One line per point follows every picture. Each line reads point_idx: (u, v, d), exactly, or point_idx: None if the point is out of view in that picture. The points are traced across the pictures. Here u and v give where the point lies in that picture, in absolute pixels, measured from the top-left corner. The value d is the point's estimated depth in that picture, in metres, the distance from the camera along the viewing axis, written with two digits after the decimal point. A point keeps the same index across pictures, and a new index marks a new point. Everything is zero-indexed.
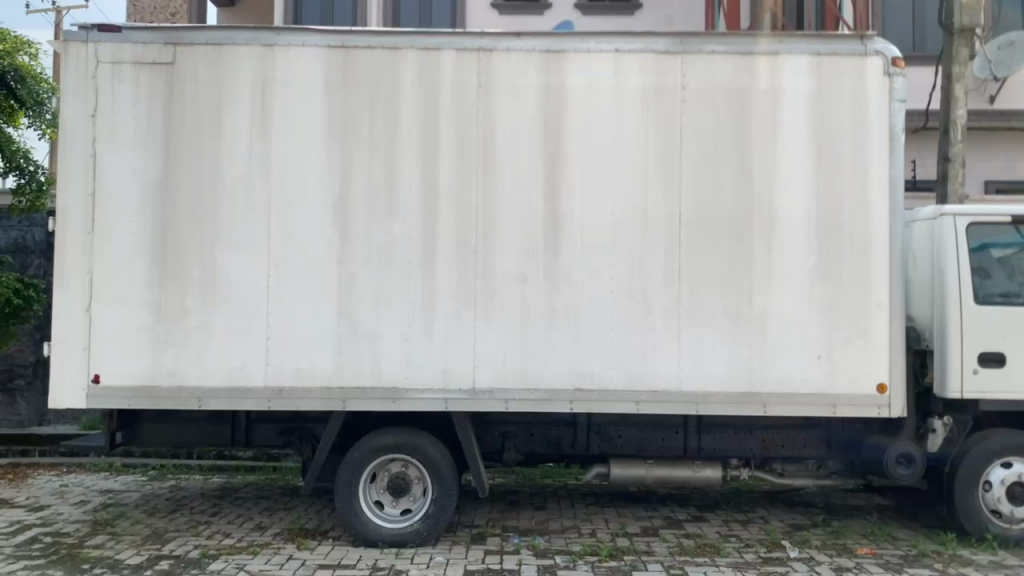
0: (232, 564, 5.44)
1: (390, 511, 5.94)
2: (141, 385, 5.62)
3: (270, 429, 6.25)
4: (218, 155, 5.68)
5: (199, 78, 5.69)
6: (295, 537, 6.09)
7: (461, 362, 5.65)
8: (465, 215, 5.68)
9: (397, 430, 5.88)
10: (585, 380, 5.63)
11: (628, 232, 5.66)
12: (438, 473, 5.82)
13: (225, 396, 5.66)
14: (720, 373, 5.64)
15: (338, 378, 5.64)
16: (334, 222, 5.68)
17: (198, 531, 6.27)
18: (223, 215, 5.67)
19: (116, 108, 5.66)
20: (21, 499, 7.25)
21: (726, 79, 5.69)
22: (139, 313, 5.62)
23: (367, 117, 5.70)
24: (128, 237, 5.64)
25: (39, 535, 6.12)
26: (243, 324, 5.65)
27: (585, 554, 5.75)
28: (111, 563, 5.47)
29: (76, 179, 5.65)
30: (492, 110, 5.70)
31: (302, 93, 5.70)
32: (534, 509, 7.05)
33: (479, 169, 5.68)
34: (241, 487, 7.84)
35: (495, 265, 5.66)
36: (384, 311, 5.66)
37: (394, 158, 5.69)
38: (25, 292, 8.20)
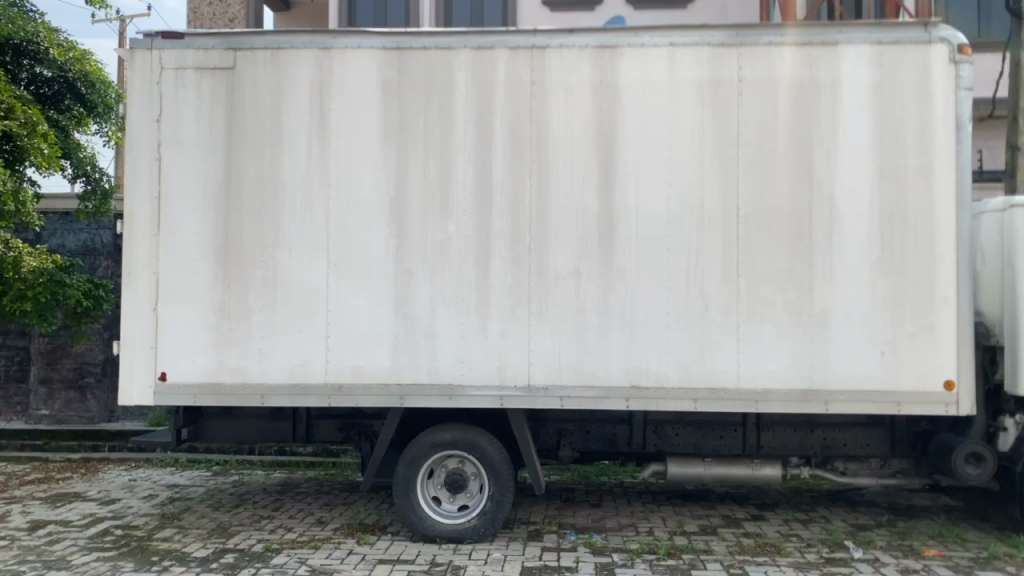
0: (295, 558, 5.55)
1: (447, 507, 5.99)
2: (206, 383, 5.77)
3: (330, 426, 6.39)
4: (277, 156, 5.80)
5: (259, 82, 5.81)
6: (354, 532, 6.19)
7: (516, 359, 5.66)
8: (519, 213, 5.68)
9: (454, 427, 5.94)
10: (641, 377, 5.60)
11: (684, 228, 5.61)
12: (494, 470, 5.85)
13: (286, 393, 5.77)
14: (780, 370, 5.55)
15: (396, 375, 5.71)
16: (390, 221, 5.74)
17: (262, 525, 6.41)
18: (283, 216, 5.78)
19: (180, 113, 5.81)
20: (93, 493, 7.51)
21: (784, 71, 5.59)
22: (204, 312, 5.77)
23: (421, 117, 5.75)
24: (192, 239, 5.79)
25: (111, 528, 6.33)
26: (303, 322, 5.75)
27: (643, 552, 5.71)
28: (178, 555, 5.63)
29: (141, 182, 5.81)
30: (545, 108, 5.69)
31: (357, 95, 5.78)
32: (590, 506, 7.03)
33: (533, 167, 5.69)
34: (302, 482, 7.99)
35: (550, 262, 5.66)
36: (440, 308, 5.70)
37: (449, 157, 5.73)
38: (94, 294, 8.44)
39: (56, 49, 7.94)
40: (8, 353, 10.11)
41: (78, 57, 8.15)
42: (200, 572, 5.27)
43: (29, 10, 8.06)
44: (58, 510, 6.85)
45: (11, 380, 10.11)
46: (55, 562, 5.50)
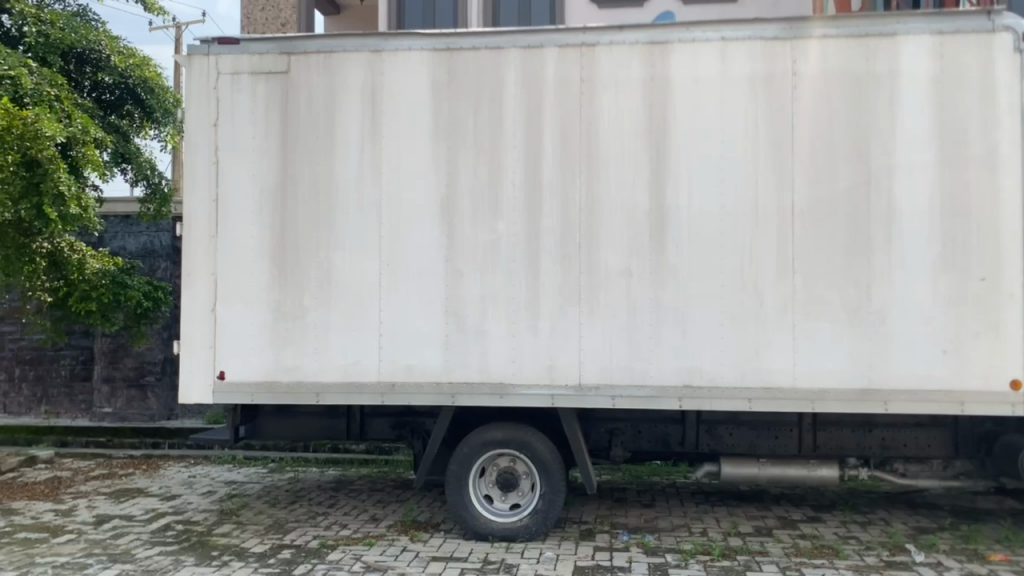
0: (350, 554, 5.63)
1: (499, 506, 6.01)
2: (263, 381, 5.88)
3: (383, 424, 6.47)
4: (330, 158, 5.88)
5: (312, 85, 5.91)
6: (407, 530, 6.24)
7: (567, 357, 5.65)
8: (569, 211, 5.67)
9: (505, 426, 5.96)
10: (694, 377, 5.54)
11: (737, 225, 5.53)
12: (546, 468, 5.85)
13: (341, 391, 5.84)
14: (837, 368, 5.44)
15: (447, 374, 5.74)
16: (441, 221, 5.78)
17: (317, 522, 6.51)
18: (336, 216, 5.86)
19: (236, 117, 5.93)
20: (155, 489, 7.71)
21: (839, 63, 5.48)
22: (260, 312, 5.88)
23: (471, 116, 5.78)
24: (248, 240, 5.90)
25: (172, 523, 6.50)
26: (356, 322, 5.82)
27: (697, 553, 5.66)
28: (237, 551, 5.75)
29: (199, 185, 5.95)
30: (595, 106, 5.67)
31: (408, 96, 5.83)
32: (642, 506, 6.98)
33: (583, 165, 5.67)
34: (356, 480, 8.09)
35: (600, 261, 5.63)
36: (491, 308, 5.72)
37: (499, 156, 5.75)
38: (154, 295, 8.62)
39: (117, 56, 8.19)
40: (73, 352, 10.42)
41: (138, 63, 8.36)
42: (258, 567, 5.37)
43: (91, 19, 8.31)
44: (122, 505, 7.05)
45: (76, 379, 10.41)
46: (120, 555, 5.67)
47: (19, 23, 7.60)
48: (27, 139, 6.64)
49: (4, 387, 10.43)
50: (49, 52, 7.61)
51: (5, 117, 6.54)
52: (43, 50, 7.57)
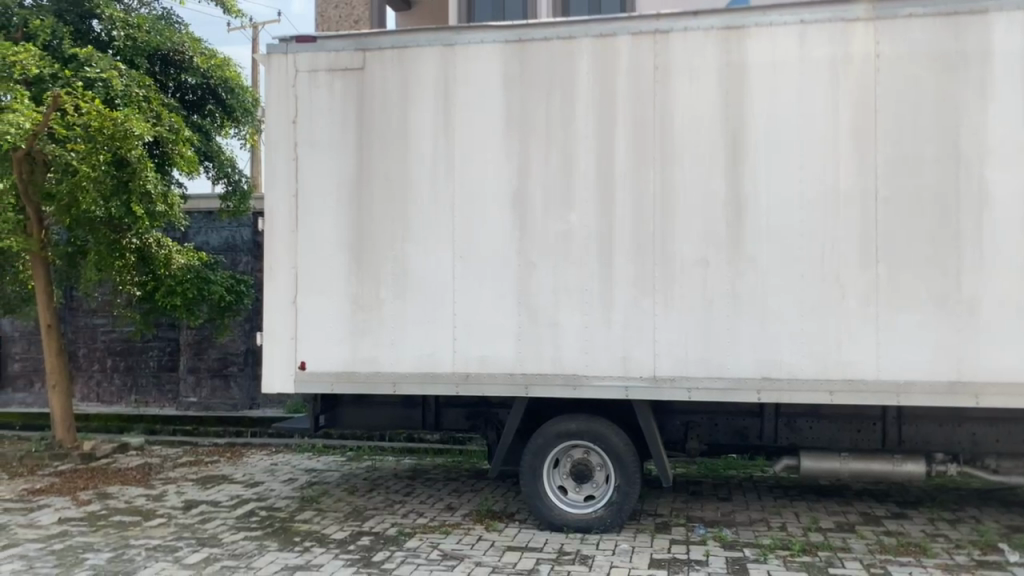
0: (427, 542, 5.71)
1: (574, 497, 6.00)
2: (343, 371, 6.01)
3: (457, 414, 6.54)
4: (405, 153, 5.96)
5: (387, 81, 5.99)
6: (482, 519, 6.30)
7: (642, 350, 5.60)
8: (642, 201, 5.61)
9: (579, 417, 5.95)
10: (772, 369, 5.43)
11: (817, 213, 5.39)
12: (620, 460, 5.82)
13: (417, 381, 5.93)
14: (924, 361, 5.25)
15: (520, 365, 5.76)
16: (514, 213, 5.80)
17: (394, 510, 6.63)
18: (411, 210, 5.94)
19: (314, 113, 6.06)
20: (239, 475, 7.98)
21: (926, 43, 5.27)
22: (338, 305, 6.02)
23: (543, 107, 5.77)
24: (326, 234, 6.04)
25: (256, 509, 6.71)
26: (431, 313, 5.90)
27: (776, 548, 5.55)
28: (318, 537, 5.90)
29: (279, 181, 6.10)
30: (669, 94, 5.59)
31: (481, 89, 5.86)
32: (719, 500, 6.88)
33: (657, 154, 5.60)
34: (431, 469, 8.21)
35: (675, 251, 5.56)
36: (564, 300, 5.71)
37: (571, 147, 5.72)
38: (236, 289, 8.93)
39: (200, 57, 8.43)
40: (160, 344, 10.81)
41: (219, 64, 8.59)
42: (339, 553, 5.50)
43: (175, 22, 8.60)
44: (209, 491, 7.32)
45: (163, 369, 10.82)
46: (208, 539, 5.88)
47: (109, 27, 7.92)
48: (117, 139, 6.86)
49: (97, 377, 10.92)
50: (136, 55, 7.91)
51: (97, 118, 6.76)
52: (131, 53, 7.89)
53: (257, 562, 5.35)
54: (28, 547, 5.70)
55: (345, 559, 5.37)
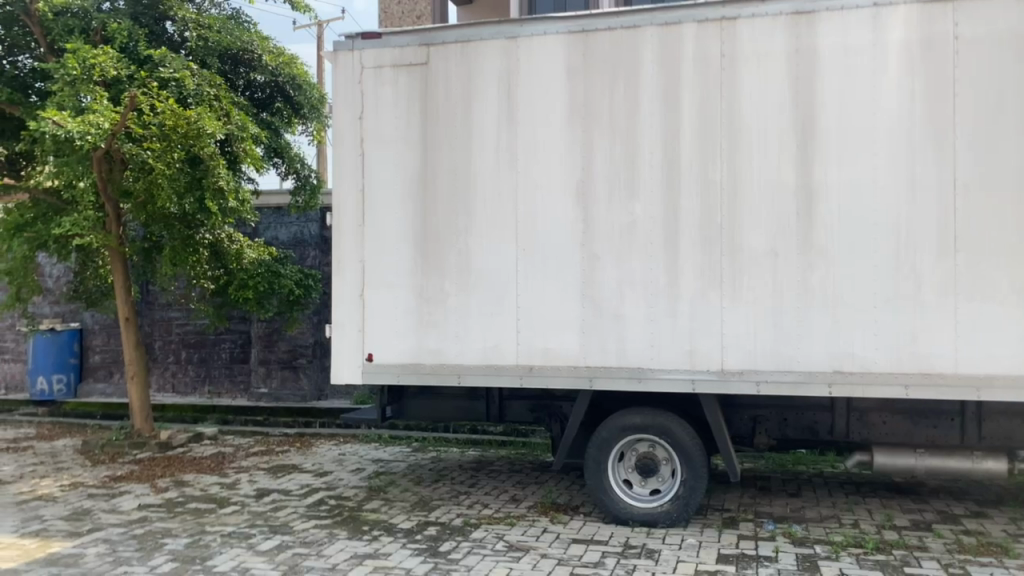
0: (493, 534, 5.75)
1: (639, 491, 5.96)
2: (409, 363, 6.09)
3: (522, 407, 6.54)
4: (469, 146, 5.99)
5: (451, 74, 6.03)
6: (547, 511, 6.31)
7: (710, 343, 5.52)
8: (709, 191, 5.53)
9: (644, 410, 5.91)
10: (845, 362, 5.30)
11: (892, 201, 5.23)
12: (687, 454, 5.75)
13: (481, 373, 5.96)
14: (1006, 354, 5.05)
15: (584, 357, 5.74)
16: (577, 204, 5.77)
17: (460, 501, 6.68)
18: (475, 202, 5.97)
19: (380, 109, 6.15)
20: (308, 465, 8.16)
21: (1008, 24, 5.07)
22: (405, 297, 6.10)
23: (607, 98, 5.72)
24: (393, 228, 6.12)
25: (326, 498, 6.85)
26: (496, 305, 5.92)
27: (848, 545, 5.43)
28: (386, 526, 6.00)
29: (347, 176, 6.21)
30: (737, 81, 5.49)
31: (545, 81, 5.84)
32: (788, 496, 6.75)
33: (723, 143, 5.51)
34: (496, 460, 8.26)
35: (743, 241, 5.47)
36: (629, 292, 5.66)
37: (635, 137, 5.67)
38: (305, 283, 9.16)
39: (268, 55, 8.62)
40: (233, 336, 11.09)
41: (286, 61, 8.78)
42: (406, 542, 5.58)
43: (244, 21, 8.79)
44: (280, 480, 7.50)
45: (235, 361, 11.11)
46: (279, 527, 6.02)
47: (182, 28, 8.15)
48: (190, 137, 7.10)
49: (173, 369, 11.28)
50: (208, 55, 8.13)
51: (171, 118, 6.99)
52: (203, 53, 8.10)
53: (328, 549, 5.47)
54: (111, 532, 5.93)
55: (412, 548, 5.44)
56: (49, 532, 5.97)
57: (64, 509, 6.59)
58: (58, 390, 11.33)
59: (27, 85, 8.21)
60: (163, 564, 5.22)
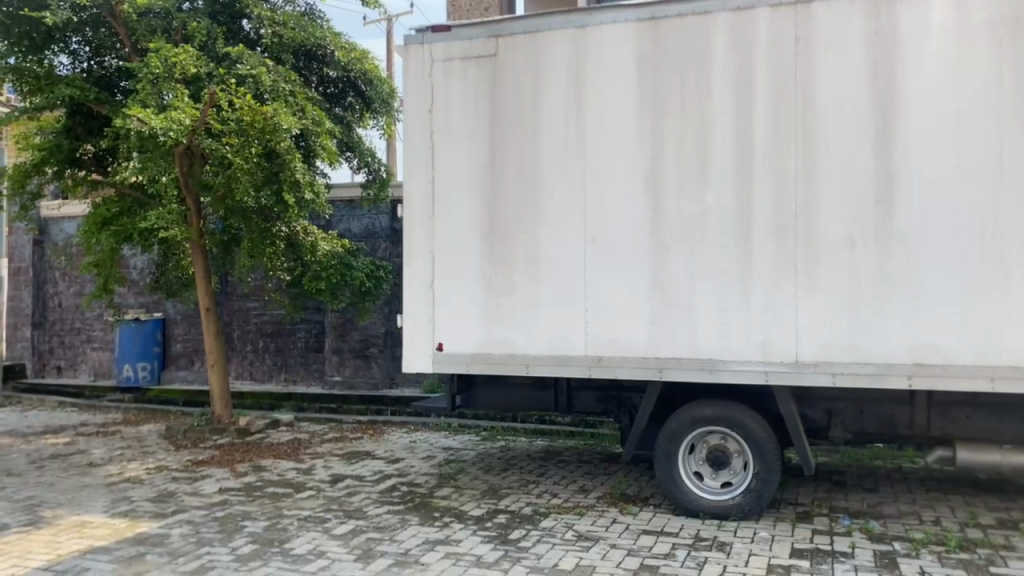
0: (562, 523, 5.77)
1: (710, 484, 5.90)
2: (478, 353, 6.15)
3: (590, 398, 6.55)
4: (538, 137, 6.00)
5: (519, 65, 6.04)
6: (617, 502, 6.29)
7: (783, 334, 5.42)
8: (783, 180, 5.42)
9: (716, 402, 5.84)
10: (926, 354, 5.13)
11: (977, 187, 5.03)
12: (760, 447, 5.66)
13: (550, 363, 5.97)
14: None
15: (655, 349, 5.69)
16: (647, 194, 5.72)
17: (529, 490, 6.72)
18: (544, 192, 5.98)
19: (449, 101, 6.22)
20: (381, 452, 8.32)
21: None
22: (474, 288, 6.16)
23: (678, 86, 5.65)
24: (462, 219, 6.18)
25: (398, 484, 6.98)
26: (564, 296, 5.92)
27: (929, 543, 5.27)
28: (457, 513, 6.08)
29: (418, 168, 6.30)
30: (812, 66, 5.35)
31: (614, 69, 5.80)
32: (865, 491, 6.58)
33: (798, 130, 5.39)
34: (564, 451, 8.27)
35: (819, 231, 5.34)
36: (700, 282, 5.59)
37: (707, 126, 5.58)
38: (376, 275, 9.29)
39: (341, 51, 8.78)
40: (307, 326, 11.37)
41: (359, 57, 8.93)
42: (476, 530, 5.64)
43: (318, 18, 8.98)
44: (354, 466, 7.67)
45: (310, 350, 11.38)
46: (353, 512, 6.16)
47: (257, 26, 8.36)
48: (267, 133, 7.30)
49: (251, 357, 11.63)
50: (283, 51, 8.35)
51: (249, 113, 7.22)
52: (278, 50, 8.34)
53: (400, 535, 5.58)
54: (194, 513, 6.17)
55: (483, 535, 5.51)
56: (136, 512, 6.24)
57: (150, 491, 6.88)
58: (143, 376, 11.77)
59: (114, 84, 8.62)
60: (243, 545, 5.41)
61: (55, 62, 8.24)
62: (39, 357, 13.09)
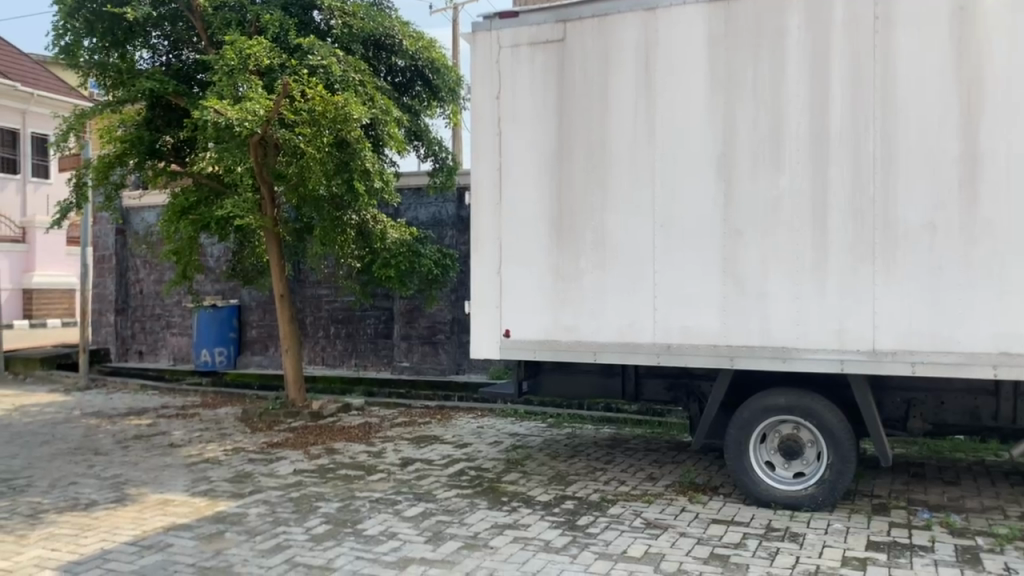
0: (630, 510, 5.75)
1: (782, 474, 5.79)
2: (545, 340, 6.16)
3: (658, 385, 6.52)
4: (605, 121, 5.95)
5: (587, 50, 6.00)
6: (685, 490, 6.24)
7: (860, 322, 5.27)
8: (861, 162, 5.26)
9: (788, 391, 5.73)
10: (1012, 342, 4.93)
11: None
12: (834, 436, 5.54)
13: (618, 350, 5.94)
14: None
15: (725, 336, 5.61)
16: (718, 178, 5.63)
17: (596, 477, 6.72)
18: (612, 178, 5.93)
19: (517, 87, 6.22)
20: (449, 436, 8.42)
21: None
22: (541, 274, 6.16)
23: (751, 68, 5.53)
24: (529, 205, 6.19)
25: (466, 468, 7.06)
26: (632, 282, 5.87)
27: (1014, 538, 5.08)
28: (525, 498, 6.12)
29: (485, 155, 6.32)
30: (892, 43, 5.17)
31: (684, 52, 5.71)
32: (945, 484, 6.37)
33: (877, 111, 5.21)
34: (632, 439, 8.23)
35: (898, 215, 5.17)
36: (772, 268, 5.48)
37: (781, 107, 5.45)
38: (443, 263, 9.45)
39: (408, 41, 8.88)
40: (377, 313, 11.56)
41: (426, 46, 9.03)
42: (544, 515, 5.67)
43: (386, 8, 9.08)
44: (423, 450, 7.79)
45: (379, 336, 11.57)
46: (423, 495, 6.26)
47: (328, 17, 8.50)
48: (338, 122, 7.41)
49: (322, 343, 11.89)
50: (352, 42, 8.48)
51: (320, 104, 7.35)
52: (348, 40, 8.46)
53: (470, 518, 5.64)
54: (270, 494, 6.35)
55: (551, 521, 5.53)
56: (216, 492, 6.46)
57: (229, 471, 7.11)
58: (220, 360, 12.15)
59: (191, 77, 8.87)
60: (318, 525, 5.55)
61: (136, 56, 8.54)
62: (122, 342, 13.64)
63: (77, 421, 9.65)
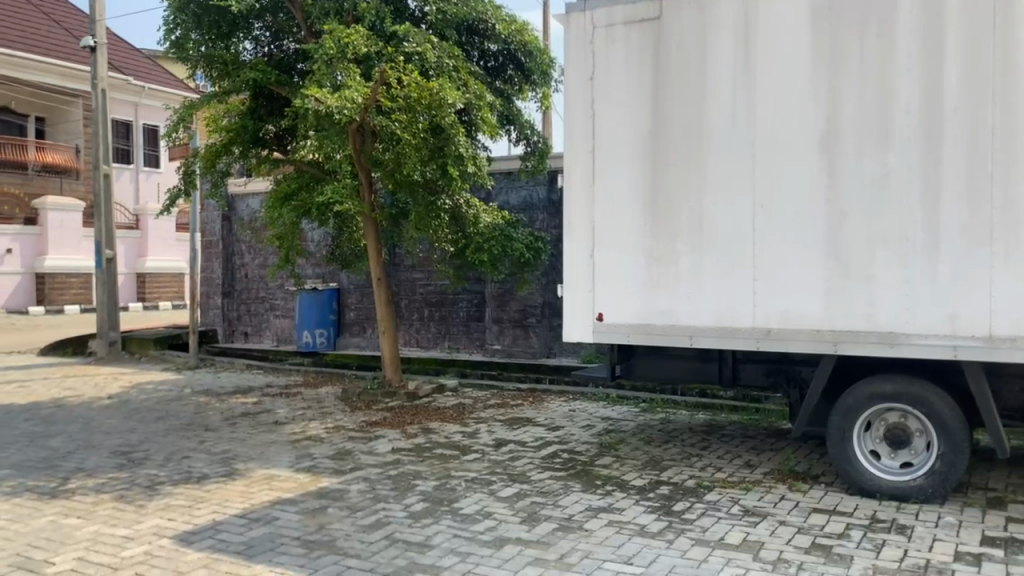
0: (728, 497, 5.66)
1: (888, 464, 5.58)
2: (639, 323, 6.09)
3: (757, 370, 6.33)
4: (702, 100, 5.83)
5: (684, 28, 5.87)
6: (785, 479, 6.09)
7: (974, 306, 5.02)
8: (977, 137, 4.98)
9: (896, 378, 5.51)
10: None
11: None
12: (945, 427, 5.29)
13: (715, 335, 5.82)
14: None
15: (829, 321, 5.43)
16: (821, 158, 5.43)
17: (692, 462, 6.63)
18: (709, 159, 5.81)
19: (612, 68, 6.14)
20: (541, 419, 8.46)
21: None
22: (636, 258, 6.10)
23: (858, 42, 5.30)
24: (624, 187, 6.12)
25: (560, 451, 7.08)
26: (730, 265, 5.75)
27: None
28: (619, 482, 6.09)
29: (579, 137, 6.27)
30: (1015, 10, 4.85)
31: (786, 28, 5.52)
32: None
33: (997, 83, 4.92)
34: (728, 425, 8.08)
35: (1018, 193, 4.89)
36: (880, 251, 5.26)
37: (890, 82, 5.21)
38: (535, 247, 9.35)
39: (501, 24, 8.89)
40: (469, 297, 11.71)
41: (519, 29, 9.00)
42: (639, 499, 5.63)
43: None
44: (516, 431, 7.85)
45: (471, 319, 11.72)
46: (517, 476, 6.32)
47: (422, 4, 8.60)
48: (434, 108, 7.53)
49: (417, 325, 12.11)
50: (446, 27, 8.56)
51: (416, 90, 7.45)
52: (442, 26, 8.54)
53: (564, 500, 5.66)
54: (369, 471, 6.54)
55: (646, 506, 5.49)
56: (318, 468, 6.69)
57: (329, 449, 7.35)
58: (321, 342, 12.57)
59: (291, 66, 9.16)
60: (416, 503, 5.68)
61: (240, 48, 8.87)
62: (229, 324, 14.24)
63: (189, 399, 10.15)
